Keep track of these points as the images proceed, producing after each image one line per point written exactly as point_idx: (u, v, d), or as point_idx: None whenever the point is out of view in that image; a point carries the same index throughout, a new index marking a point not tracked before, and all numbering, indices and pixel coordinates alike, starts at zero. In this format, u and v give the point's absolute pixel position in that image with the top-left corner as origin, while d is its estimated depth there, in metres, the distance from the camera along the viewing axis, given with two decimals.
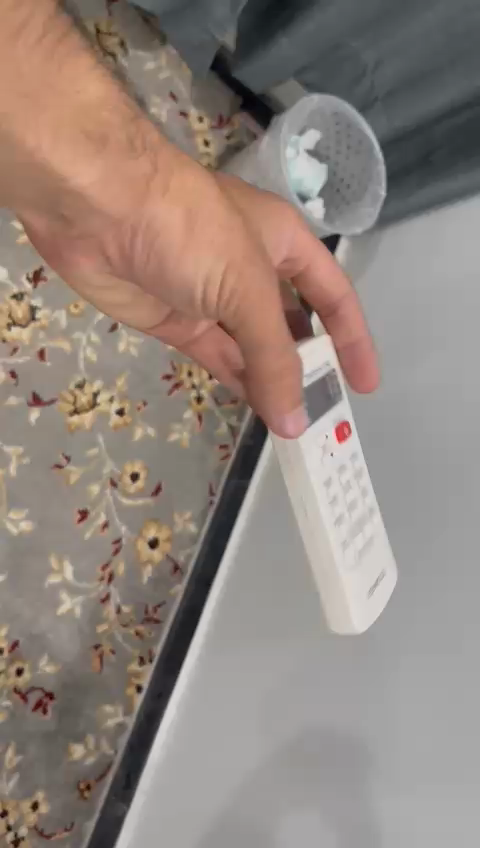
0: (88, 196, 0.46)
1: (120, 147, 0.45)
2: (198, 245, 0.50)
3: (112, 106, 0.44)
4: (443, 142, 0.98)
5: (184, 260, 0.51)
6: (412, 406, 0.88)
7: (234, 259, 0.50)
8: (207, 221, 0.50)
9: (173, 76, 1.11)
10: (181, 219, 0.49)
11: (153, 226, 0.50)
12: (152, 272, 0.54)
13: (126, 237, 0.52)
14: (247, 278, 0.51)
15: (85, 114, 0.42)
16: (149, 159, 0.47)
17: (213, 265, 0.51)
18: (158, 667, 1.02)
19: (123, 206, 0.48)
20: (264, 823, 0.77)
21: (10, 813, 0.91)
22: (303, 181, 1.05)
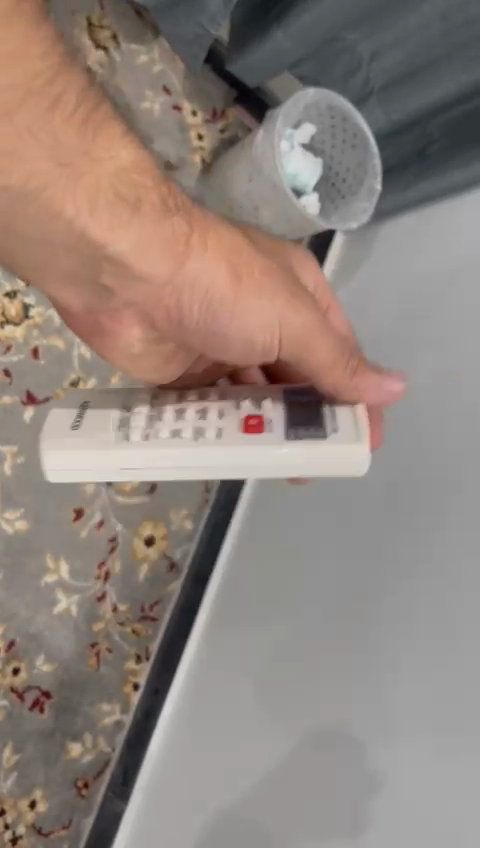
0: (129, 260, 0.51)
1: (154, 208, 0.50)
2: (250, 299, 0.56)
3: (141, 170, 0.49)
4: (440, 136, 0.97)
5: (239, 311, 0.56)
6: (409, 404, 0.88)
7: (282, 299, 0.57)
8: (251, 270, 0.55)
9: (167, 70, 1.09)
10: (226, 276, 0.54)
11: (202, 286, 0.54)
12: (204, 340, 0.59)
13: (171, 305, 0.56)
14: (295, 319, 0.57)
15: (119, 180, 0.48)
16: (185, 221, 0.52)
17: (268, 318, 0.57)
18: (154, 666, 1.02)
19: (165, 270, 0.52)
20: (263, 824, 0.77)
21: (8, 812, 0.92)
22: (298, 175, 1.04)
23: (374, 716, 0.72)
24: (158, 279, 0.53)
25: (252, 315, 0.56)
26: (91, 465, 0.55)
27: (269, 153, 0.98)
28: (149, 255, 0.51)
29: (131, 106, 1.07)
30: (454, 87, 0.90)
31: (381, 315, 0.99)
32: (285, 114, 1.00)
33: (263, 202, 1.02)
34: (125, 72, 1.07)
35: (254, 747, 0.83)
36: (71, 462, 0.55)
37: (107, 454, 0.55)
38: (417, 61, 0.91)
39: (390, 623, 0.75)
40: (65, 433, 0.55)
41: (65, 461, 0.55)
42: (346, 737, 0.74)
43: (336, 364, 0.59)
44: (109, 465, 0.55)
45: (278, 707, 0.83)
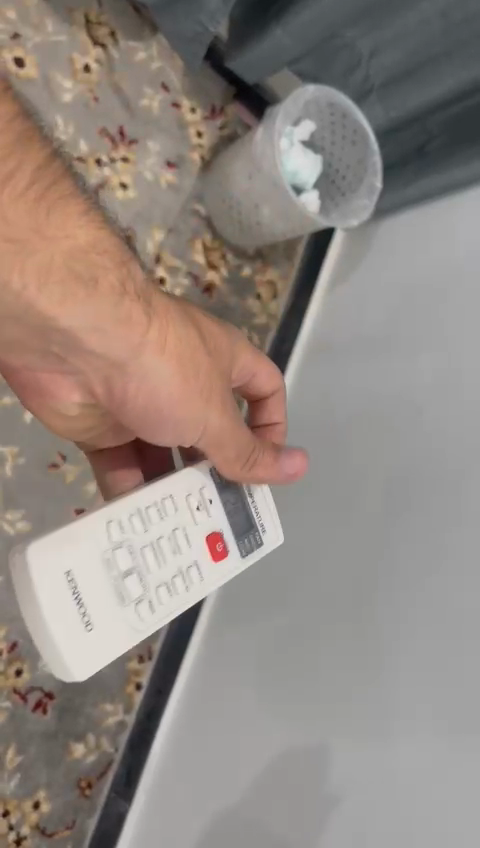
0: (81, 335, 0.50)
1: (110, 289, 0.49)
2: (188, 399, 0.56)
3: (102, 247, 0.49)
4: (440, 132, 0.96)
5: (175, 410, 0.57)
6: (410, 403, 0.87)
7: (216, 405, 0.58)
8: (198, 373, 0.56)
9: (165, 67, 1.09)
10: (175, 376, 0.55)
11: (147, 379, 0.55)
12: (138, 425, 0.59)
13: (114, 384, 0.55)
14: (222, 418, 0.59)
15: (75, 259, 0.48)
16: (143, 309, 0.52)
17: (197, 417, 0.57)
18: (157, 665, 1.02)
19: (120, 353, 0.52)
20: (266, 824, 0.77)
21: (12, 813, 0.91)
22: (297, 174, 1.04)
23: (376, 715, 0.72)
24: (110, 356, 0.53)
25: (188, 414, 0.57)
26: (98, 649, 0.53)
27: (269, 151, 0.97)
28: (102, 330, 0.50)
29: (129, 103, 1.06)
30: (454, 85, 0.90)
31: (376, 313, 0.99)
32: (285, 112, 1.00)
33: (262, 199, 1.02)
34: (123, 69, 1.06)
35: (257, 747, 0.83)
36: (68, 620, 0.52)
37: (101, 586, 0.54)
38: (417, 59, 0.91)
39: (390, 622, 0.75)
40: (59, 597, 0.52)
41: (57, 614, 0.51)
42: (349, 735, 0.74)
43: (245, 454, 0.61)
44: (107, 624, 0.54)
45: (281, 706, 0.83)
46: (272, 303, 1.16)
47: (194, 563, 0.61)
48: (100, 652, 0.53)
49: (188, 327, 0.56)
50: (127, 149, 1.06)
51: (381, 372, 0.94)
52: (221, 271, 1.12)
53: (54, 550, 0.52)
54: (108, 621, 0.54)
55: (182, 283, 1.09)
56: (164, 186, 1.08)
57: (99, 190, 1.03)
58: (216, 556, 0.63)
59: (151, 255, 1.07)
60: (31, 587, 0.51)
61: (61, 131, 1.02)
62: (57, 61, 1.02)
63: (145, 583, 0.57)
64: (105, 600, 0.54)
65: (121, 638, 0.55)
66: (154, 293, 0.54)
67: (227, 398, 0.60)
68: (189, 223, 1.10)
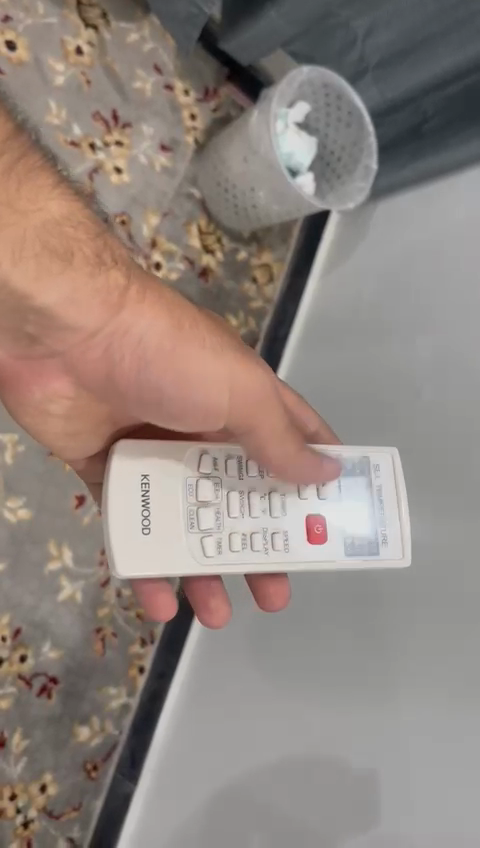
0: (58, 309, 0.52)
1: (86, 258, 0.51)
2: (193, 351, 0.56)
3: (74, 222, 0.50)
4: (435, 113, 0.96)
5: (171, 369, 0.56)
6: (408, 386, 0.88)
7: (226, 360, 0.57)
8: (193, 323, 0.56)
9: (158, 48, 1.07)
10: (162, 326, 0.54)
11: (135, 336, 0.54)
12: (133, 395, 0.59)
13: (105, 350, 0.56)
14: (246, 372, 0.58)
15: (48, 231, 0.49)
16: (120, 271, 0.53)
17: (212, 370, 0.56)
18: (159, 648, 1.03)
19: (99, 317, 0.53)
20: (269, 803, 0.79)
21: (19, 796, 0.93)
22: (293, 156, 1.03)
23: (380, 695, 0.73)
24: (89, 325, 0.53)
25: (195, 367, 0.56)
26: (153, 552, 0.58)
27: (265, 134, 0.97)
28: (78, 301, 0.52)
29: (122, 87, 1.05)
30: (450, 66, 0.89)
31: (373, 295, 1.00)
32: (280, 94, 0.99)
33: (257, 182, 1.01)
34: (115, 52, 1.05)
35: (260, 727, 0.84)
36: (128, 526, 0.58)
37: (166, 505, 0.59)
38: (412, 39, 0.90)
39: (394, 604, 0.76)
40: (132, 502, 0.58)
41: (124, 513, 0.58)
42: (351, 713, 0.75)
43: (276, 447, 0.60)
44: (162, 534, 0.58)
45: (284, 687, 0.84)
46: (268, 286, 1.16)
47: (282, 531, 0.62)
48: (154, 554, 0.58)
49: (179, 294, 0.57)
50: (121, 133, 1.05)
51: (378, 354, 0.94)
52: (217, 255, 1.12)
53: (143, 458, 0.59)
54: (154, 539, 0.58)
55: (178, 268, 1.09)
56: (158, 170, 1.07)
57: (94, 175, 1.03)
58: (313, 540, 0.62)
59: (147, 240, 1.06)
60: (116, 486, 0.58)
61: (54, 116, 1.01)
62: (48, 44, 1.01)
63: (220, 525, 0.61)
64: (162, 524, 0.59)
65: (175, 552, 0.59)
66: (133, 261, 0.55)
67: (249, 356, 0.59)
68: (185, 207, 1.09)
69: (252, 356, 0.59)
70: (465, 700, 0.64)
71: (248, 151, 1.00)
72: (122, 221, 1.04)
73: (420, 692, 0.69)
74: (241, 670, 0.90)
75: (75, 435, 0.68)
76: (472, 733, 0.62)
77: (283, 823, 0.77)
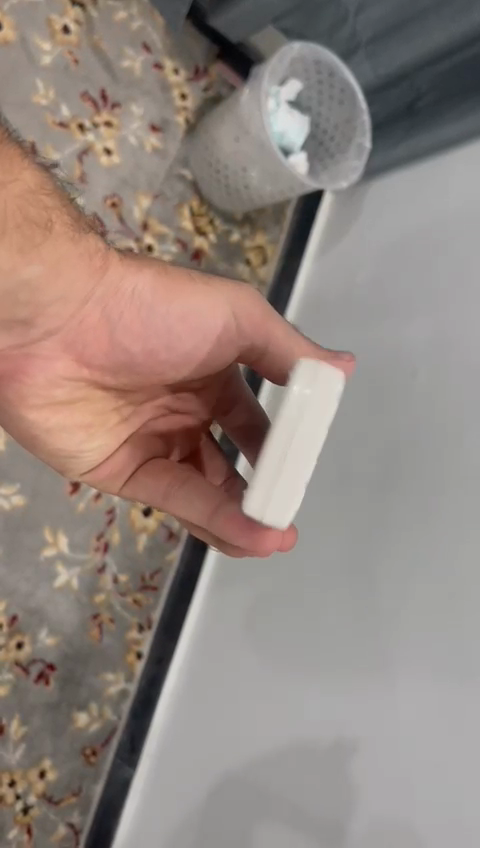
0: (45, 280, 0.52)
1: (64, 227, 0.51)
2: (185, 290, 0.57)
3: (49, 193, 0.50)
4: (429, 90, 0.95)
5: (175, 308, 0.57)
6: (405, 366, 0.87)
7: (220, 289, 0.58)
8: (176, 270, 0.58)
9: (146, 26, 1.06)
10: (152, 278, 0.57)
11: (130, 289, 0.56)
12: (138, 354, 0.60)
13: (105, 314, 0.57)
14: (243, 297, 0.59)
15: (30, 201, 0.48)
16: (98, 236, 0.54)
17: (209, 301, 0.58)
18: (158, 632, 1.03)
19: (88, 283, 0.54)
20: (268, 789, 0.79)
21: (19, 783, 0.92)
22: (286, 134, 1.02)
23: (377, 678, 0.73)
24: (81, 292, 0.54)
25: (193, 303, 0.58)
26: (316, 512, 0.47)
27: (256, 111, 0.95)
28: (66, 269, 0.52)
29: (110, 65, 1.03)
30: (443, 41, 0.87)
31: (368, 276, 0.98)
32: (271, 71, 0.97)
33: (250, 162, 1.00)
34: (103, 30, 1.03)
35: (262, 712, 0.83)
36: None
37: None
38: (405, 13, 0.88)
39: (391, 586, 0.76)
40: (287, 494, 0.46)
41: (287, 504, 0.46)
42: (351, 697, 0.75)
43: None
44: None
45: (282, 668, 0.84)
46: (262, 267, 1.14)
47: None
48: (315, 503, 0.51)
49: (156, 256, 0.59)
50: (110, 114, 1.03)
51: (373, 335, 0.93)
52: (210, 237, 1.10)
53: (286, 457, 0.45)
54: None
55: (171, 250, 1.07)
56: (148, 151, 1.06)
57: (83, 157, 1.01)
58: None
59: (138, 222, 1.04)
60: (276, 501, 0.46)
61: (42, 96, 0.99)
62: (34, 22, 0.99)
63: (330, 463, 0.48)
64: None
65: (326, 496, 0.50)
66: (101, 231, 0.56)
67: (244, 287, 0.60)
68: (176, 188, 1.07)
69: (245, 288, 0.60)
70: (464, 676, 0.65)
71: (239, 130, 0.98)
72: (112, 204, 1.02)
73: (422, 671, 0.69)
74: (237, 652, 0.90)
75: (84, 431, 0.63)
76: (470, 715, 0.63)
77: (283, 808, 0.77)
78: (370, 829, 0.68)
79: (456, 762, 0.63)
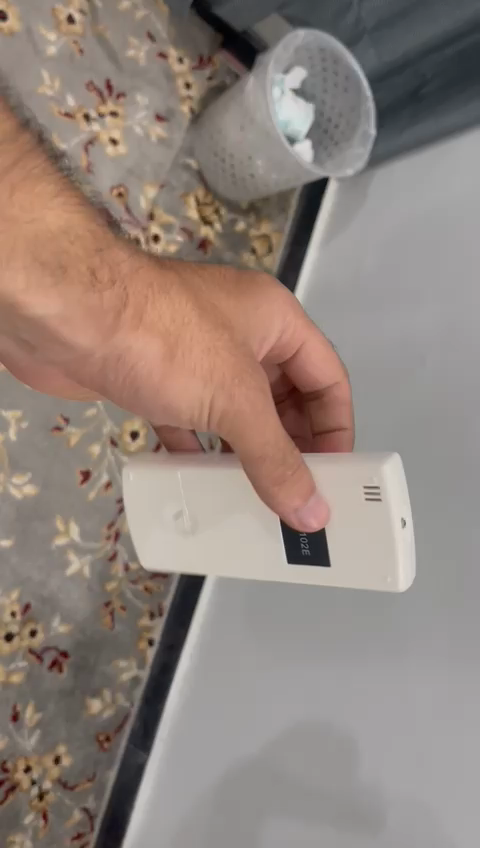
0: (49, 326, 0.42)
1: (81, 279, 0.41)
2: (181, 379, 0.47)
3: (78, 229, 0.41)
4: (433, 76, 0.95)
5: (167, 389, 0.47)
6: (413, 351, 0.88)
7: (224, 380, 0.48)
8: (189, 348, 0.47)
9: (150, 15, 1.06)
10: (160, 354, 0.46)
11: (128, 359, 0.46)
12: (121, 402, 0.50)
13: (95, 369, 0.47)
14: (240, 391, 0.48)
15: (41, 246, 0.40)
16: (118, 292, 0.43)
17: (198, 393, 0.48)
18: (169, 619, 1.04)
19: (89, 342, 0.44)
20: (282, 770, 0.80)
21: (34, 768, 0.93)
22: (290, 123, 1.02)
23: (387, 659, 0.74)
24: (80, 351, 0.45)
25: (184, 393, 0.48)
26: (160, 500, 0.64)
27: (261, 99, 0.95)
28: (70, 326, 0.42)
29: (115, 55, 1.03)
30: (449, 27, 0.87)
31: (373, 263, 0.99)
32: (276, 57, 0.97)
33: (256, 151, 1.00)
34: (107, 19, 1.03)
35: (274, 695, 0.84)
36: (167, 498, 0.63)
37: (202, 542, 0.62)
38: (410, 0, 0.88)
39: None
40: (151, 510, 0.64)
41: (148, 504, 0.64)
42: (364, 678, 0.76)
43: (272, 457, 0.49)
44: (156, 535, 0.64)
45: (289, 652, 0.85)
46: (267, 255, 1.14)
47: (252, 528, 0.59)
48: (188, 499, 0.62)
49: (182, 300, 0.47)
50: (115, 103, 1.03)
51: (381, 322, 0.94)
52: (215, 226, 1.10)
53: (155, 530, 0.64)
54: (162, 545, 0.64)
55: (177, 239, 1.07)
56: (154, 140, 1.06)
57: (89, 147, 1.01)
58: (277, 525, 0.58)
59: (144, 212, 1.05)
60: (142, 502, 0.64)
61: (48, 86, 0.99)
62: (39, 12, 0.99)
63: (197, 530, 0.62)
64: (171, 548, 0.64)
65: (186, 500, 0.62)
66: (135, 255, 0.45)
67: (251, 371, 0.49)
68: (182, 177, 1.08)
69: (252, 369, 0.49)
70: (470, 655, 0.66)
71: (244, 119, 0.98)
72: (119, 194, 1.03)
73: (434, 652, 0.70)
74: (246, 640, 0.91)
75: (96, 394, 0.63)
76: (473, 692, 0.65)
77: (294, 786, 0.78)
78: (382, 804, 0.69)
79: (464, 741, 0.64)
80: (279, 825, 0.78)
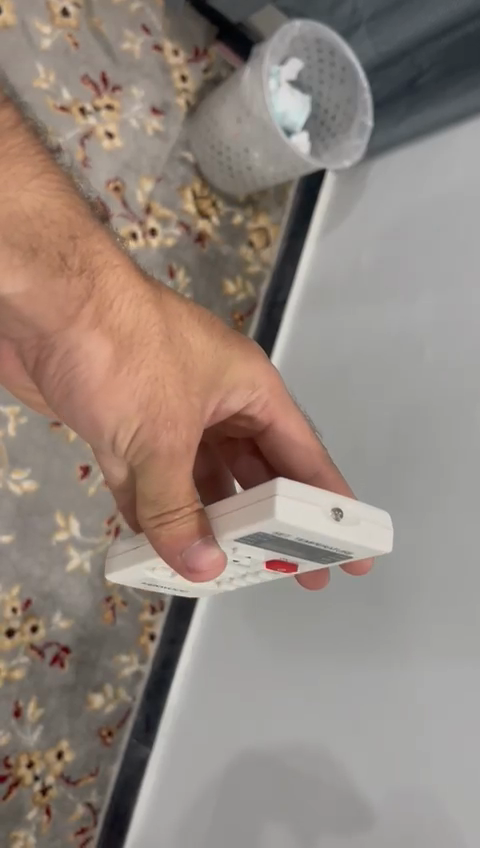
0: (10, 304, 0.41)
1: (50, 263, 0.40)
2: (116, 396, 0.45)
3: (55, 214, 0.40)
4: (431, 66, 0.94)
5: (95, 401, 0.46)
6: (412, 342, 0.88)
7: (158, 412, 0.46)
8: (135, 367, 0.45)
9: (145, 8, 1.06)
10: (110, 358, 0.45)
11: (73, 355, 0.44)
12: (54, 396, 0.48)
13: (42, 354, 0.46)
14: (166, 435, 0.46)
15: (13, 225, 0.38)
16: (84, 281, 0.42)
17: (125, 418, 0.46)
18: (170, 616, 1.04)
19: (48, 323, 0.43)
20: (283, 765, 0.80)
21: (37, 764, 0.93)
22: (287, 115, 1.01)
23: (389, 652, 0.74)
24: (37, 329, 0.43)
25: (111, 411, 0.46)
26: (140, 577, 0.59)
27: (258, 92, 0.95)
28: (35, 308, 0.42)
29: (110, 48, 1.03)
30: (445, 16, 0.87)
31: (371, 257, 0.99)
32: (272, 49, 0.97)
33: (252, 143, 1.00)
34: (102, 12, 1.03)
35: (275, 688, 0.84)
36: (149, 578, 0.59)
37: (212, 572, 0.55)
38: None
39: (401, 563, 0.77)
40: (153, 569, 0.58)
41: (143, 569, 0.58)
42: (366, 670, 0.76)
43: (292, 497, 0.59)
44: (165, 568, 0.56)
45: (286, 646, 0.85)
46: (265, 249, 1.14)
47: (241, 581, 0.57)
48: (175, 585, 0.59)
49: (153, 315, 0.46)
50: (111, 97, 1.03)
51: (379, 314, 0.94)
52: (212, 219, 1.10)
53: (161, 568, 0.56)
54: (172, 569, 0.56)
55: (174, 233, 1.07)
56: (150, 133, 1.05)
57: (85, 141, 1.00)
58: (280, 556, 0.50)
59: (141, 205, 1.04)
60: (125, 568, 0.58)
61: (43, 80, 0.98)
62: (34, 5, 0.98)
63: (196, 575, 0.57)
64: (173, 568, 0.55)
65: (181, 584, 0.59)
66: (113, 246, 0.44)
67: (189, 413, 0.47)
68: (178, 171, 1.07)
69: (192, 411, 0.48)
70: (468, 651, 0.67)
71: (241, 111, 0.98)
72: (116, 188, 1.02)
73: (434, 645, 0.70)
74: (244, 634, 0.92)
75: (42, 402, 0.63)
76: (473, 683, 0.66)
77: (293, 783, 0.78)
78: (385, 798, 0.69)
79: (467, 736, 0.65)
80: (281, 822, 0.78)
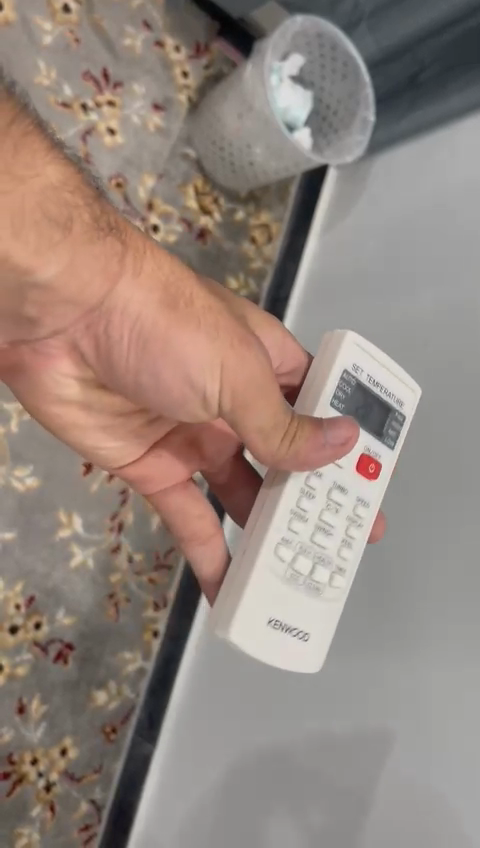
0: (59, 283, 0.43)
1: (85, 229, 0.42)
2: (187, 339, 0.49)
3: (74, 187, 0.42)
4: (433, 60, 0.93)
5: (171, 350, 0.49)
6: (414, 338, 0.87)
7: (230, 338, 0.50)
8: (190, 301, 0.48)
9: (146, 4, 1.06)
10: (159, 304, 0.47)
11: (129, 312, 0.47)
12: (131, 370, 0.52)
13: (100, 328, 0.49)
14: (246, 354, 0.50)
15: (47, 198, 0.40)
16: (116, 236, 0.45)
17: (208, 357, 0.49)
18: (174, 613, 1.03)
19: (100, 288, 0.45)
20: (284, 762, 0.80)
21: (41, 761, 0.93)
22: (289, 111, 1.01)
23: (393, 648, 0.74)
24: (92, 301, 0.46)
25: (189, 355, 0.49)
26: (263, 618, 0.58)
27: (259, 89, 0.96)
28: (85, 278, 0.44)
29: (111, 44, 1.03)
30: (447, 11, 0.87)
31: (372, 253, 0.99)
32: (273, 44, 0.97)
33: (253, 139, 1.00)
34: (104, 8, 1.03)
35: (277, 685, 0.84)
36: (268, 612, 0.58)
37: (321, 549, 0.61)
38: None
39: (404, 559, 0.77)
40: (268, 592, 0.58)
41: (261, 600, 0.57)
42: (368, 665, 0.76)
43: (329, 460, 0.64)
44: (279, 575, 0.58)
45: None
46: (267, 245, 1.14)
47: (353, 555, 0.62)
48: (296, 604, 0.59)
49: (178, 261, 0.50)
50: (112, 93, 1.03)
51: (380, 310, 0.94)
52: (214, 216, 1.10)
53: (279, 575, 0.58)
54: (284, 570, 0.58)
55: (176, 230, 1.06)
56: (151, 130, 1.05)
57: (87, 138, 1.00)
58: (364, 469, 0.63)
59: (143, 202, 1.04)
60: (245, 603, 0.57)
61: (44, 77, 0.98)
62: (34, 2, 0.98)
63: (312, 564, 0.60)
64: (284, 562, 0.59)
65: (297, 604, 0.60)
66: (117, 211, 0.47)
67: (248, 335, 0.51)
68: (180, 167, 1.07)
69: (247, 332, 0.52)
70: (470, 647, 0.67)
71: (243, 106, 0.98)
72: (117, 185, 1.02)
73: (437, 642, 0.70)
74: None
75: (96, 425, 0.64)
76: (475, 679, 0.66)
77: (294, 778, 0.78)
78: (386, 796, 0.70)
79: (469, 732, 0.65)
80: (281, 819, 0.78)
